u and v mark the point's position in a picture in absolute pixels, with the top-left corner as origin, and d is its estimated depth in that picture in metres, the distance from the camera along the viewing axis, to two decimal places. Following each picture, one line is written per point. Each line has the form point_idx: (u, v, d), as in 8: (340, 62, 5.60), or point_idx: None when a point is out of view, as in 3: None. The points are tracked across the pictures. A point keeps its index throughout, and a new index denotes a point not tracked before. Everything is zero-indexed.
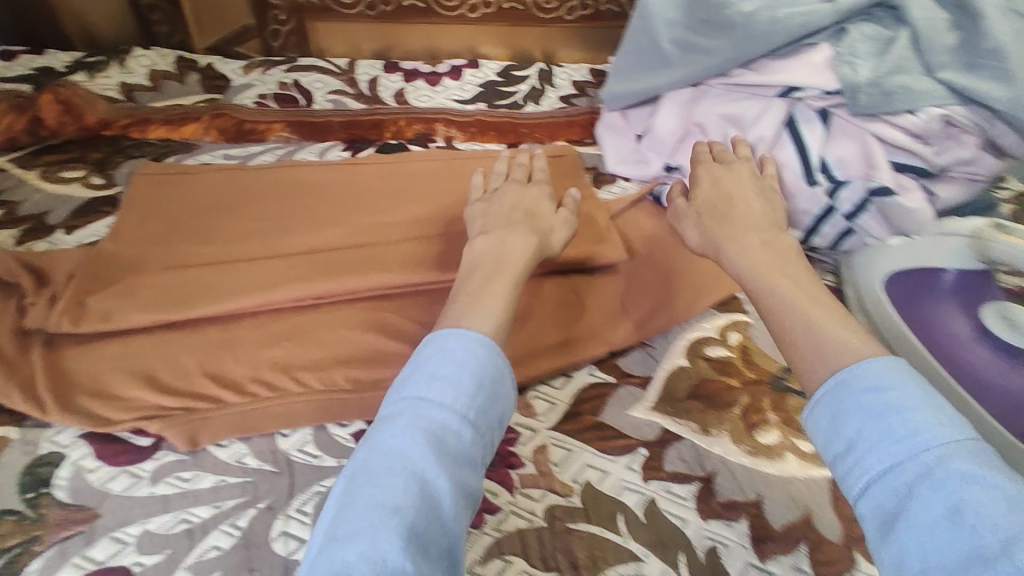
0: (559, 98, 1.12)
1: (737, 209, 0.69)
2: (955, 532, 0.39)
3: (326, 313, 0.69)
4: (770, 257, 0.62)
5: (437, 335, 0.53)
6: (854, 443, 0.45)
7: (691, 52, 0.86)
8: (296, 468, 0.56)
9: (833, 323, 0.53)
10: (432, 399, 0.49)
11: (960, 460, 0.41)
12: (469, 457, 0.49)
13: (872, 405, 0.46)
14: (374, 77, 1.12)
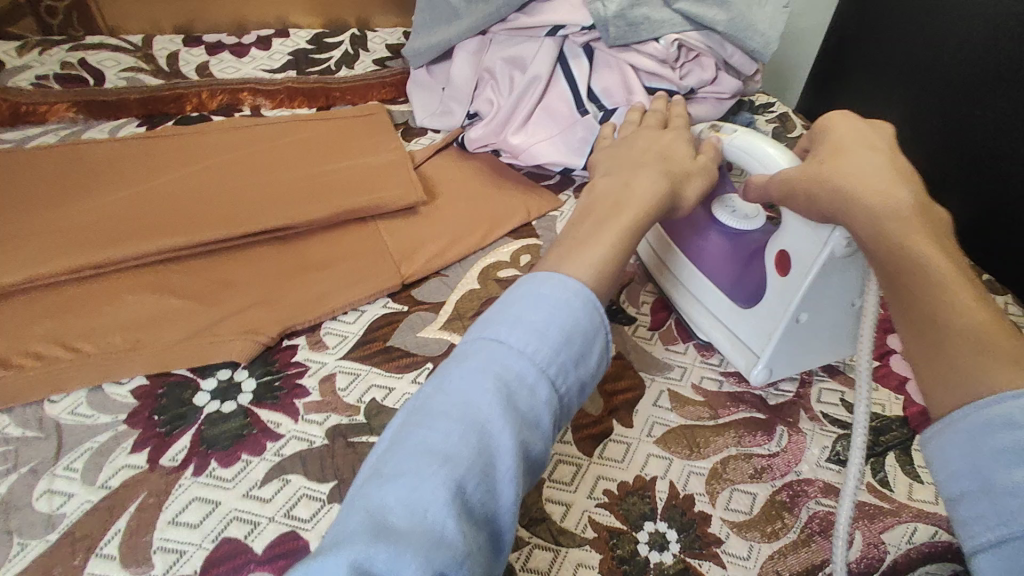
0: (373, 61, 1.13)
1: (848, 148, 0.51)
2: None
3: (106, 283, 0.67)
4: (923, 232, 0.45)
5: (529, 278, 0.44)
6: (991, 489, 0.35)
7: (472, 2, 0.91)
8: (65, 430, 0.55)
9: (982, 352, 0.38)
10: (522, 351, 0.39)
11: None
12: (538, 419, 0.39)
13: (998, 446, 0.35)
14: (173, 52, 1.07)
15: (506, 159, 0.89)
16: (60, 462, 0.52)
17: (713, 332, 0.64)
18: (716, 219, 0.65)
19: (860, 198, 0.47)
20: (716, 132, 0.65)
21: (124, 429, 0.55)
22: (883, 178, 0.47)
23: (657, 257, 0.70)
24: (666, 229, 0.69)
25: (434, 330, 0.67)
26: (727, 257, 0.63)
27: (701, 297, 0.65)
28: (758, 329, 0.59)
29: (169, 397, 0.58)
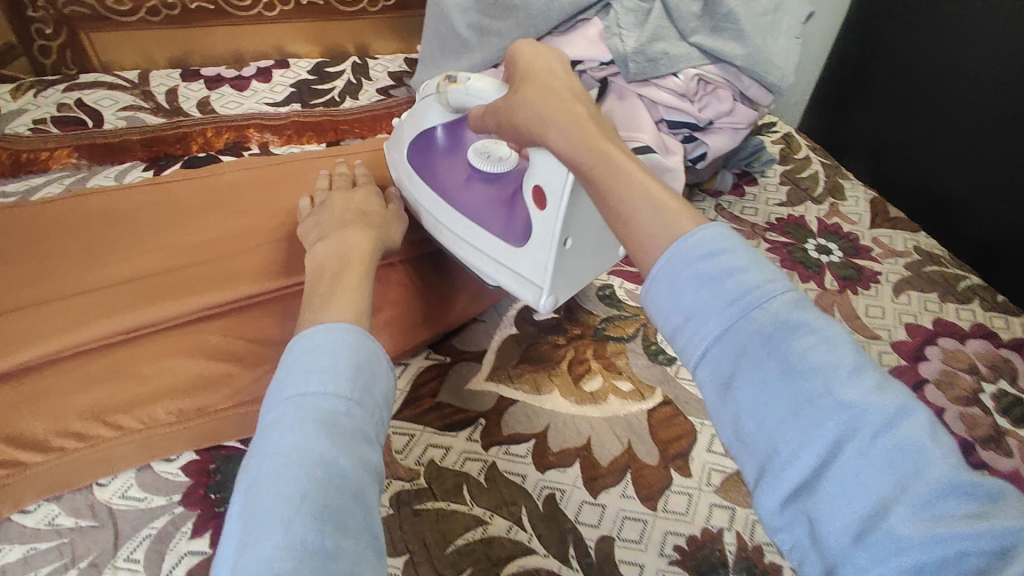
0: (377, 90, 1.11)
1: (543, 79, 0.61)
2: (786, 380, 0.33)
3: (136, 348, 0.63)
4: (593, 123, 0.55)
5: (304, 334, 0.47)
6: (693, 313, 0.37)
7: (484, 35, 0.90)
8: (120, 516, 0.56)
9: (634, 186, 0.46)
10: (314, 390, 0.43)
11: (785, 304, 0.35)
12: (364, 434, 0.42)
13: (699, 269, 0.37)
14: (172, 88, 1.04)
15: None
16: (121, 551, 0.54)
17: (496, 275, 0.67)
18: (474, 172, 0.71)
19: (553, 120, 0.56)
20: (450, 83, 0.67)
21: (181, 511, 0.57)
22: (559, 100, 0.58)
23: (426, 211, 0.71)
24: (432, 188, 0.70)
25: (480, 380, 0.66)
26: (494, 202, 0.68)
27: (477, 244, 0.67)
28: (535, 263, 0.63)
29: (222, 472, 0.60)
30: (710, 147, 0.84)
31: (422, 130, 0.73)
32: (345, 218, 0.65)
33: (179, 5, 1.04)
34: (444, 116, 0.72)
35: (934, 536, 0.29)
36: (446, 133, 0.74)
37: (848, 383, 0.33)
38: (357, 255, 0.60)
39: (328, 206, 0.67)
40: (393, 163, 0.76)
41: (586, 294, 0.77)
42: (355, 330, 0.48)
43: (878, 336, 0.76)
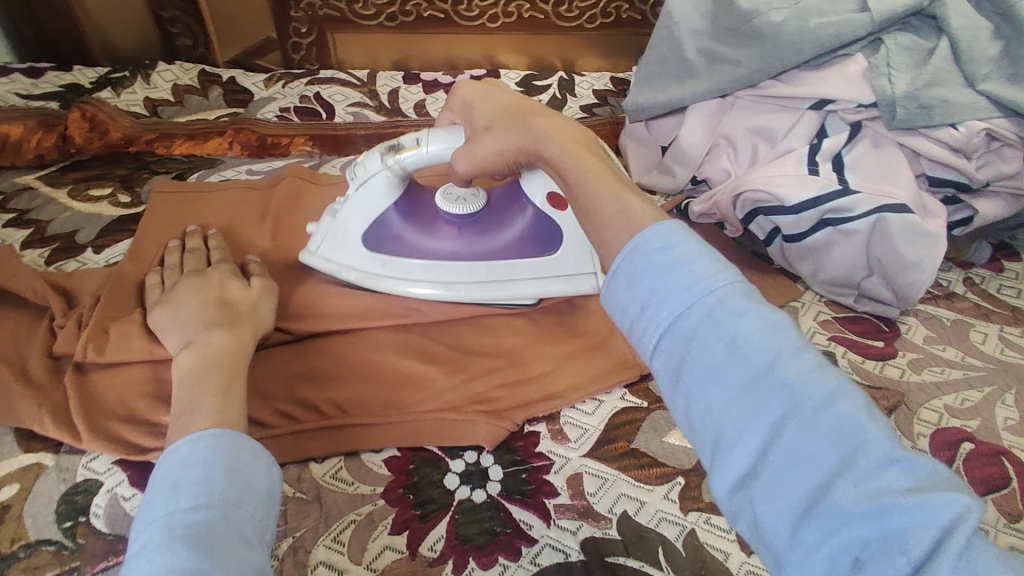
0: (581, 107, 1.10)
1: (517, 98, 0.56)
2: (731, 364, 0.33)
3: (353, 337, 0.67)
4: (580, 138, 0.49)
5: (167, 454, 0.43)
6: (649, 302, 0.36)
7: (716, 63, 0.84)
8: (330, 495, 0.55)
9: (607, 191, 0.44)
10: (182, 504, 0.39)
11: (734, 291, 0.35)
12: (243, 537, 0.39)
13: (660, 258, 0.37)
14: (394, 89, 1.11)
15: (734, 233, 0.83)
16: (326, 534, 0.52)
17: (533, 291, 0.69)
18: (460, 221, 0.68)
19: (537, 138, 0.50)
20: (402, 149, 0.63)
21: (382, 505, 0.54)
22: (532, 117, 0.52)
23: (433, 282, 0.68)
24: (436, 258, 0.68)
25: (679, 435, 0.61)
26: (499, 225, 0.69)
27: (516, 275, 0.68)
28: (579, 255, 0.69)
29: (420, 475, 0.57)
30: (979, 212, 0.73)
31: (375, 218, 0.67)
32: (208, 315, 0.59)
33: (414, 13, 1.10)
34: (391, 195, 0.67)
35: (874, 510, 0.29)
36: (398, 210, 0.68)
37: (791, 362, 0.33)
38: (221, 357, 0.55)
39: (185, 301, 0.61)
40: (326, 252, 0.68)
41: None
42: (227, 432, 0.45)
43: None
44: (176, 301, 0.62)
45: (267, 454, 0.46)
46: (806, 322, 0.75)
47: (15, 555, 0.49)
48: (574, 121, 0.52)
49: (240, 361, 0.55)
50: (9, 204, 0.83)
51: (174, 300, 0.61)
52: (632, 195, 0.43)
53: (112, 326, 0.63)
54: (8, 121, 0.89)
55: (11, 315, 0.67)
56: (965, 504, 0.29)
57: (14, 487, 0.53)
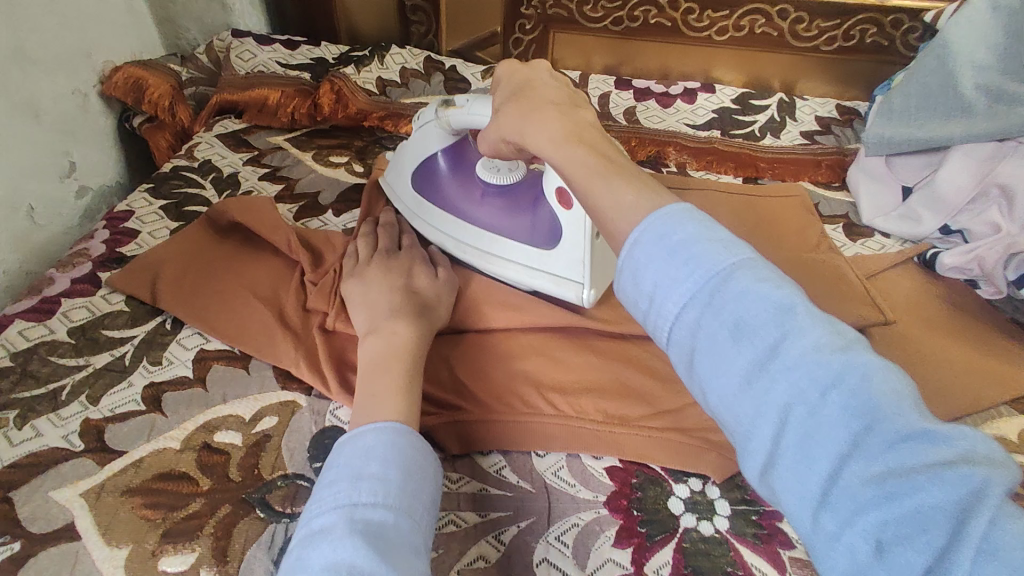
0: (801, 133, 1.03)
1: (535, 81, 0.56)
2: (736, 347, 0.33)
3: (576, 338, 0.66)
4: (574, 126, 0.48)
5: (348, 440, 0.45)
6: (721, 366, 0.34)
7: (1002, 102, 0.76)
8: (555, 493, 0.55)
9: (597, 182, 0.44)
10: (363, 500, 0.41)
11: (738, 275, 0.34)
12: (412, 545, 0.40)
13: (728, 313, 0.34)
14: (605, 93, 1.10)
15: (991, 295, 0.74)
16: (550, 531, 0.52)
17: (533, 282, 0.68)
18: (487, 189, 0.72)
19: (533, 131, 0.50)
20: (452, 106, 0.69)
21: (604, 513, 0.53)
22: (545, 106, 0.51)
23: (448, 238, 0.73)
24: (450, 212, 0.73)
25: None
26: (517, 210, 0.71)
27: (507, 255, 0.69)
28: (570, 261, 0.65)
29: (645, 492, 0.55)
30: None
31: (425, 158, 0.76)
32: (393, 303, 0.61)
33: (641, 19, 1.08)
34: (443, 140, 0.74)
35: (886, 492, 0.29)
36: (448, 157, 0.75)
37: (796, 343, 0.32)
38: (404, 349, 0.56)
39: (372, 287, 0.63)
40: (395, 189, 0.79)
41: None
42: (408, 432, 0.47)
43: None
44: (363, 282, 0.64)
45: (439, 473, 0.47)
46: None
47: (276, 482, 0.53)
48: (561, 107, 0.51)
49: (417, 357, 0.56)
50: (265, 160, 0.92)
51: (362, 279, 0.64)
52: (626, 185, 0.42)
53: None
54: (271, 87, 0.99)
55: (269, 261, 0.74)
56: None
57: (274, 418, 0.58)
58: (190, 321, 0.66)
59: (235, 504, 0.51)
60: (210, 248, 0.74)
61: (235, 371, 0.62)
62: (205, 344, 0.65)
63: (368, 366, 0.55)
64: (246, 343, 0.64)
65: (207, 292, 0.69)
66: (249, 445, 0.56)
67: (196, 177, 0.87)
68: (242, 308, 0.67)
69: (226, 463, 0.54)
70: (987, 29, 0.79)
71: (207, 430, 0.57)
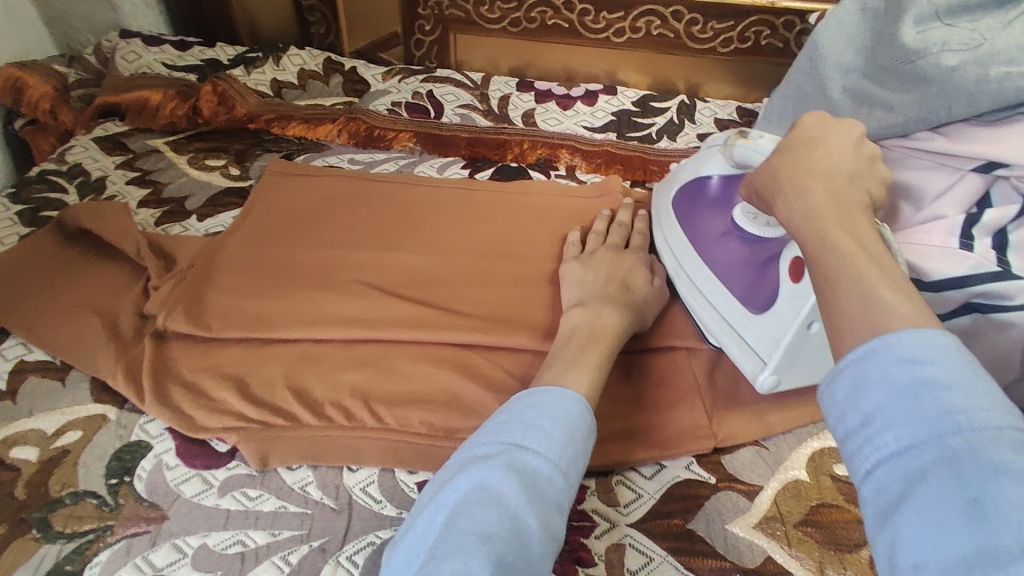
0: (698, 136, 1.02)
1: (817, 139, 0.48)
2: (968, 523, 0.27)
3: (413, 349, 0.64)
4: (835, 203, 0.42)
5: (534, 391, 0.50)
6: (917, 523, 0.28)
7: (863, 105, 0.75)
8: (356, 509, 0.53)
9: (847, 272, 0.37)
10: (528, 445, 0.45)
11: (998, 441, 0.28)
12: (557, 504, 0.44)
13: (959, 481, 0.28)
14: (506, 94, 1.09)
15: None
16: (343, 549, 0.50)
17: (719, 339, 0.61)
18: (735, 227, 0.63)
19: (793, 193, 0.44)
20: (742, 138, 0.62)
21: None
22: (816, 171, 0.44)
23: (673, 262, 0.69)
24: (687, 238, 0.67)
25: (746, 525, 0.53)
26: (744, 268, 0.62)
27: (714, 301, 0.63)
28: (767, 335, 0.57)
29: None
30: None
31: (698, 177, 0.69)
32: (605, 289, 0.64)
33: (538, 20, 1.07)
34: (724, 166, 0.66)
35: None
36: (723, 181, 0.66)
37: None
38: (605, 335, 0.59)
39: (595, 267, 0.66)
40: (659, 203, 0.74)
41: None
42: (585, 403, 0.50)
43: None
44: (589, 262, 0.67)
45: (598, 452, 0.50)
46: None
47: (62, 501, 0.52)
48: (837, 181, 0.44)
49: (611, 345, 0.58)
50: (138, 163, 0.89)
51: (586, 263, 0.67)
52: (886, 284, 0.35)
53: (208, 296, 0.67)
54: (151, 88, 0.98)
55: (114, 267, 0.71)
56: None
57: (76, 433, 0.57)
58: (16, 331, 0.64)
59: (12, 525, 0.50)
60: (53, 254, 0.71)
61: (50, 384, 0.61)
62: (26, 355, 0.63)
63: (570, 336, 0.59)
64: (70, 353, 0.62)
65: (38, 302, 0.66)
66: (43, 461, 0.55)
67: (61, 181, 0.85)
68: (72, 317, 0.65)
69: (13, 481, 0.53)
70: (853, 30, 0.79)
71: (4, 446, 0.56)
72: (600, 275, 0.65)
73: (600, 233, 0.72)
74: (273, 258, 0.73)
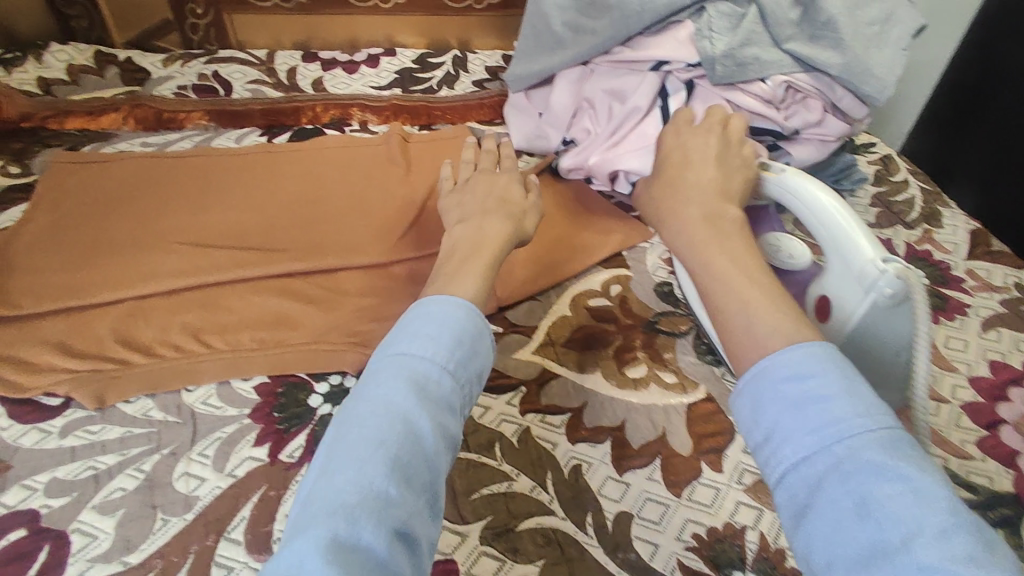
0: (472, 82, 1.17)
1: (693, 160, 0.61)
2: (862, 523, 0.37)
3: (231, 286, 0.72)
4: (708, 229, 0.56)
5: (421, 303, 0.53)
6: (816, 517, 0.39)
7: (579, 33, 0.92)
8: (200, 417, 0.61)
9: (734, 297, 0.50)
10: (421, 352, 0.49)
11: (870, 445, 0.39)
12: (449, 405, 0.48)
13: (847, 483, 0.38)
14: (293, 67, 1.16)
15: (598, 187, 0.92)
16: (193, 448, 0.58)
17: None
18: (759, 260, 0.67)
19: (673, 213, 0.60)
20: (765, 172, 0.63)
21: (248, 422, 0.61)
22: (708, 197, 0.58)
23: (696, 290, 0.71)
24: None
25: (527, 353, 0.69)
26: None
27: None
28: None
29: (288, 397, 0.63)
30: (794, 157, 0.83)
31: None
32: (488, 204, 0.69)
33: None
34: (744, 198, 0.68)
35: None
36: (743, 213, 0.70)
37: (926, 545, 0.35)
38: (489, 241, 0.62)
39: (471, 192, 0.71)
40: None
41: (644, 289, 0.78)
42: (467, 306, 0.53)
43: (954, 369, 0.70)
44: (467, 192, 0.71)
45: (494, 350, 0.54)
46: (653, 259, 0.82)
47: None
48: (718, 210, 0.57)
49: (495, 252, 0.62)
50: None
51: (463, 191, 0.72)
52: (759, 299, 0.49)
53: (11, 281, 0.70)
54: None
55: None
56: None
57: None
58: None
59: None
60: None
61: None
62: None
63: (453, 249, 0.62)
64: None
65: None
66: None
67: None
68: None
69: None
70: None
71: None
72: (479, 193, 0.70)
73: (470, 160, 0.77)
74: (79, 236, 0.76)
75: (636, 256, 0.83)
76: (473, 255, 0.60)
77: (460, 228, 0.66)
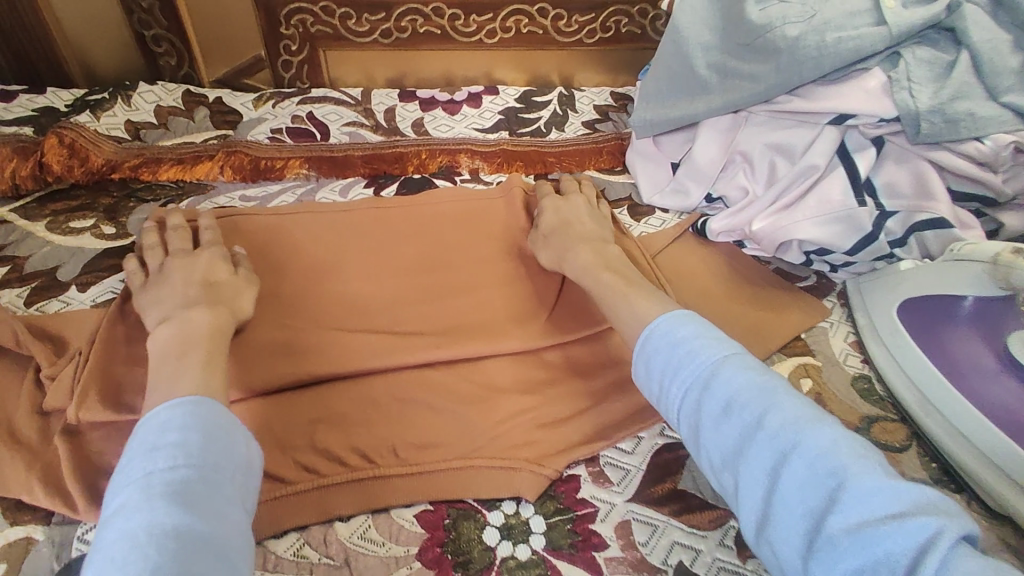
0: (583, 123, 1.07)
1: (574, 216, 0.73)
2: (730, 420, 0.46)
3: (372, 382, 0.63)
4: (598, 255, 0.68)
5: (145, 418, 0.45)
6: (713, 427, 0.46)
7: (730, 78, 0.82)
8: (358, 559, 0.53)
9: (623, 301, 0.60)
10: (160, 467, 0.42)
11: (728, 365, 0.48)
12: (223, 498, 0.42)
13: (718, 398, 0.47)
14: (391, 107, 1.06)
15: (756, 252, 0.81)
16: None
17: (1004, 498, 0.57)
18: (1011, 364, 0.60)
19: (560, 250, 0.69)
20: None
21: (418, 566, 0.52)
22: (578, 227, 0.72)
23: (916, 389, 0.65)
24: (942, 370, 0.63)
25: None
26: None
27: (999, 458, 0.58)
28: None
29: (457, 531, 0.54)
30: (1004, 225, 0.73)
31: (943, 295, 0.65)
32: (190, 295, 0.60)
33: (409, 29, 1.06)
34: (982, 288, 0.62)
35: (860, 541, 0.37)
36: (980, 306, 0.63)
37: (778, 416, 0.44)
38: (200, 335, 0.56)
39: (168, 281, 0.62)
40: (876, 309, 0.72)
41: (839, 384, 0.68)
42: (207, 399, 0.47)
43: None
44: (162, 278, 0.63)
45: (254, 444, 0.48)
46: (837, 343, 0.73)
47: None
48: (596, 242, 0.70)
49: (219, 341, 0.56)
50: None
51: (158, 282, 0.63)
52: (641, 299, 0.59)
53: (124, 375, 0.60)
54: None
55: None
56: (937, 528, 0.36)
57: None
58: None
59: None
60: None
61: None
62: None
63: (158, 353, 0.54)
64: None
65: None
66: None
67: None
68: None
69: None
70: (704, 13, 0.84)
71: None
72: (176, 284, 0.61)
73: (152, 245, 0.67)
74: None
75: (819, 340, 0.73)
76: (180, 352, 0.53)
77: (164, 328, 0.57)
